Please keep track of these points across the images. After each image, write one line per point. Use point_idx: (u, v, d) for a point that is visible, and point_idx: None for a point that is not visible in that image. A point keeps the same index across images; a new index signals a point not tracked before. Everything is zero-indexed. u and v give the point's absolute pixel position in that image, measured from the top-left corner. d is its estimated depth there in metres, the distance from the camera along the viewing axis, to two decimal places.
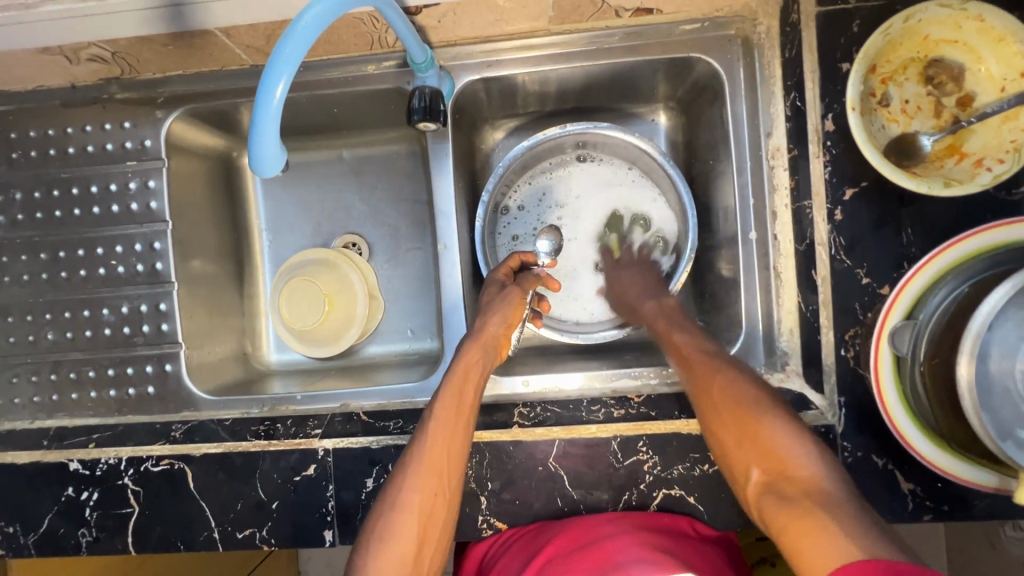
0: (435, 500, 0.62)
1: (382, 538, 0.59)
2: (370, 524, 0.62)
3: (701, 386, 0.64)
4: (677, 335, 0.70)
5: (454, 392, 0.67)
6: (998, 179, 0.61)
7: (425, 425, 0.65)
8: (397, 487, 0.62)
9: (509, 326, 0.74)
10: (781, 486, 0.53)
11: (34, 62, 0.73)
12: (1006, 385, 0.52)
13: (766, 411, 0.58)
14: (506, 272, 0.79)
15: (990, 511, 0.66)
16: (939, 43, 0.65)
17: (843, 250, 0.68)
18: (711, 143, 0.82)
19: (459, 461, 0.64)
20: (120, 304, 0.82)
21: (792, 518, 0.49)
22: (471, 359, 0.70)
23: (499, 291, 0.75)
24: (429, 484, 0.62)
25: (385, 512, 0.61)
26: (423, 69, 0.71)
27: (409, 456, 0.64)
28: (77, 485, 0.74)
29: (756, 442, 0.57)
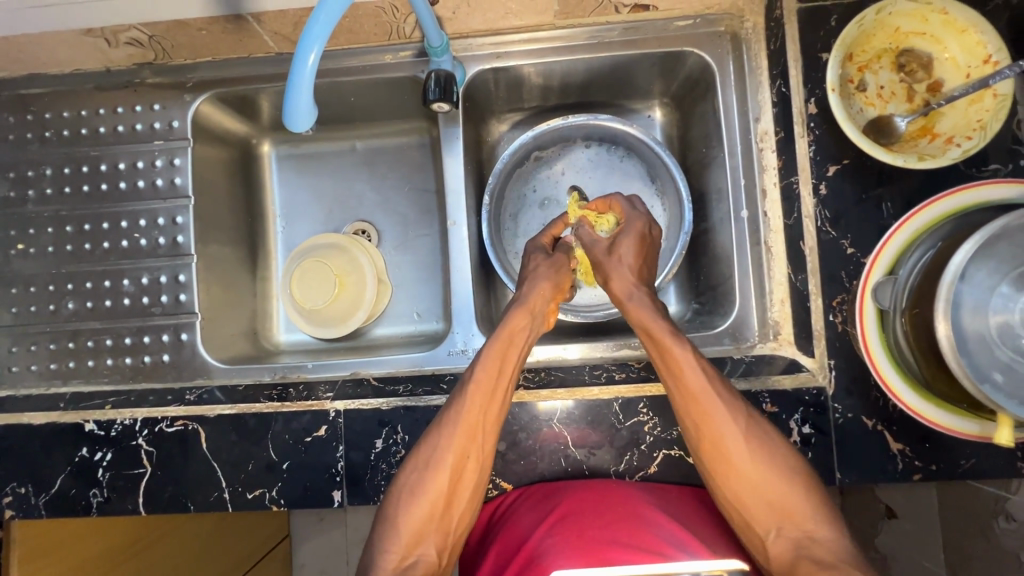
0: (468, 462, 0.65)
1: (415, 492, 0.64)
2: (402, 475, 0.66)
3: (700, 415, 0.64)
4: (660, 335, 0.66)
5: (497, 356, 0.67)
6: (967, 154, 0.67)
7: (463, 389, 0.66)
8: (431, 446, 0.65)
9: (556, 294, 0.76)
10: (766, 502, 0.63)
11: (75, 44, 0.79)
12: (979, 332, 0.56)
13: (758, 441, 0.64)
14: (546, 240, 0.83)
15: (972, 469, 0.69)
16: (909, 35, 0.72)
17: (829, 222, 0.73)
18: (704, 133, 0.88)
19: (493, 428, 0.66)
20: (140, 275, 0.86)
21: (756, 515, 0.63)
22: (517, 324, 0.70)
23: (547, 259, 0.78)
24: (464, 446, 0.65)
25: (419, 468, 0.65)
26: (438, 54, 0.77)
27: (445, 417, 0.66)
28: (91, 446, 0.75)
29: (750, 471, 0.63)
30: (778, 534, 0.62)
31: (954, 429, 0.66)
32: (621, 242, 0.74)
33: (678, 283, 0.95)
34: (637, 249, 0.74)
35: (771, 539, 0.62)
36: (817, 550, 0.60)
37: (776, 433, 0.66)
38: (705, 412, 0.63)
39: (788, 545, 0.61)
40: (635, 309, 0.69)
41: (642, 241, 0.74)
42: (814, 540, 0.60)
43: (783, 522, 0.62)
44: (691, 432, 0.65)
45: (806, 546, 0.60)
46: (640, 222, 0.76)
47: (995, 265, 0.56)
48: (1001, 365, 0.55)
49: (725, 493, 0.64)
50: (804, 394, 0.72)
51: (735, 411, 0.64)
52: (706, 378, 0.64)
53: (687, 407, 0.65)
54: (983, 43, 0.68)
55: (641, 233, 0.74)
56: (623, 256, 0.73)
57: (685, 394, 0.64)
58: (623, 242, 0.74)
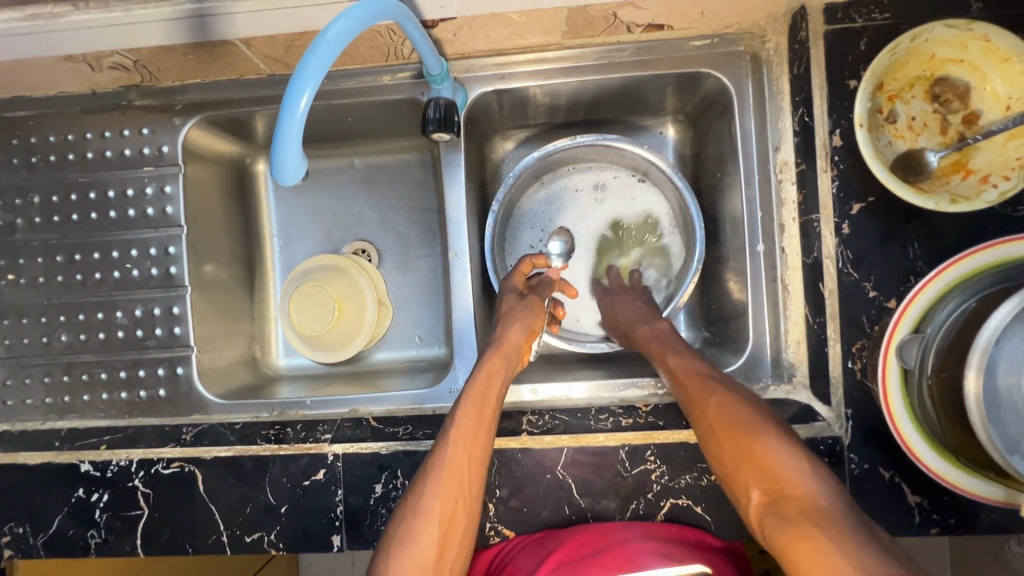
0: (457, 506, 0.61)
1: (401, 546, 0.59)
2: (391, 529, 0.61)
3: (725, 435, 0.57)
4: (664, 340, 0.72)
5: (475, 398, 0.66)
6: (1004, 197, 0.62)
7: (447, 432, 0.64)
8: (418, 495, 0.62)
9: (530, 335, 0.75)
10: (753, 461, 0.54)
11: (56, 69, 0.75)
12: (1014, 402, 0.52)
13: (751, 402, 0.60)
14: (521, 281, 0.81)
15: (992, 524, 0.66)
16: (945, 62, 0.67)
17: (850, 264, 0.69)
18: (720, 157, 0.83)
19: (478, 474, 0.64)
20: (133, 307, 0.83)
21: (745, 478, 0.54)
22: (493, 365, 0.70)
23: (519, 300, 0.78)
24: (451, 492, 0.61)
25: (406, 518, 0.61)
26: (438, 81, 0.72)
27: (429, 465, 0.64)
28: (87, 487, 0.74)
29: (738, 424, 0.57)
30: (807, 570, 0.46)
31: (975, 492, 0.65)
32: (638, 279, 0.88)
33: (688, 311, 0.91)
34: (652, 280, 0.86)
35: (766, 510, 0.51)
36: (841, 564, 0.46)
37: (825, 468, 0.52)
38: (728, 428, 0.57)
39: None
40: (667, 325, 0.77)
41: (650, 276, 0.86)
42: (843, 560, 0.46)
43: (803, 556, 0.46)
44: (691, 417, 0.63)
45: (796, 503, 0.49)
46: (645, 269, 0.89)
47: None
48: None
49: (723, 468, 0.57)
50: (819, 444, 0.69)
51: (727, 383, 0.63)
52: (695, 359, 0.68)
53: (686, 388, 0.64)
54: None
55: (649, 269, 0.89)
56: (638, 287, 0.85)
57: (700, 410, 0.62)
58: (639, 280, 0.87)
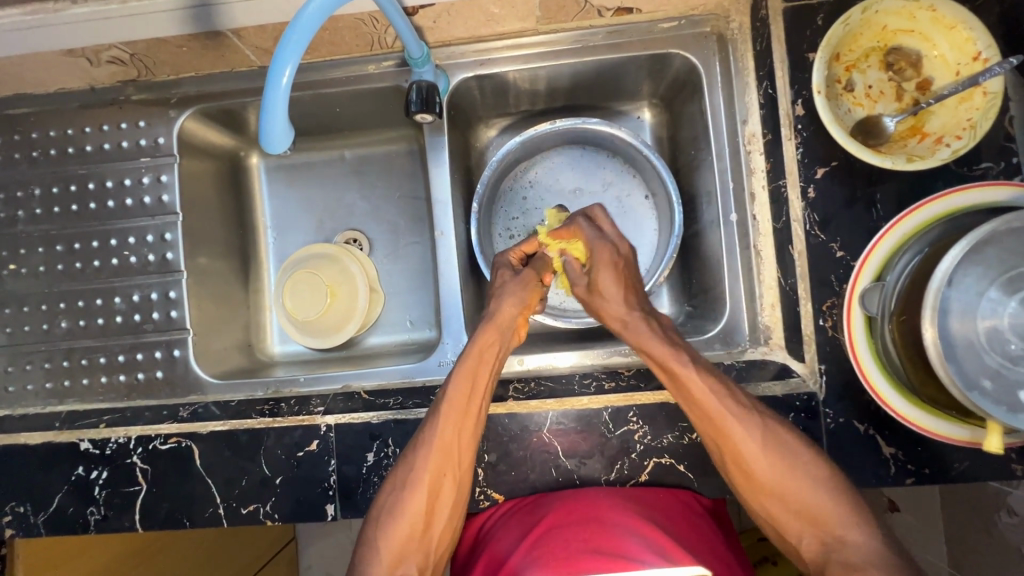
0: (445, 481, 0.66)
1: (392, 515, 0.65)
2: (382, 497, 0.67)
3: (718, 433, 0.65)
4: (665, 360, 0.67)
5: (467, 378, 0.67)
6: (957, 153, 0.66)
7: (438, 410, 0.67)
8: (407, 468, 0.66)
9: (525, 309, 0.74)
10: (793, 509, 0.63)
11: (57, 65, 0.78)
12: (969, 339, 0.55)
13: (777, 446, 0.64)
14: (516, 257, 0.81)
15: (965, 472, 0.69)
16: (896, 33, 0.71)
17: (817, 226, 0.72)
18: (693, 134, 0.87)
19: (468, 449, 0.67)
20: (130, 292, 0.86)
21: (783, 521, 0.64)
22: (485, 341, 0.70)
23: (514, 275, 0.77)
24: (440, 466, 0.65)
25: (397, 491, 0.66)
26: (419, 64, 0.76)
27: (422, 437, 0.67)
28: (86, 465, 0.76)
29: (773, 478, 0.63)
30: (809, 541, 0.62)
31: (936, 430, 0.68)
32: (598, 275, 0.74)
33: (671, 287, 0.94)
34: (617, 278, 0.74)
35: (802, 543, 0.63)
36: (848, 553, 0.59)
37: (798, 438, 0.65)
38: (718, 426, 0.64)
39: (818, 550, 0.61)
40: (635, 336, 0.71)
41: (618, 268, 0.74)
42: (845, 545, 0.60)
43: (812, 527, 0.62)
44: (712, 447, 0.66)
45: (837, 549, 0.60)
46: (607, 250, 0.75)
47: (984, 271, 0.55)
48: (991, 372, 0.55)
49: (753, 503, 0.65)
50: (795, 399, 0.71)
51: (748, 420, 0.64)
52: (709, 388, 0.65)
53: (704, 424, 0.65)
54: (972, 40, 0.67)
55: (613, 262, 0.74)
56: (605, 287, 0.74)
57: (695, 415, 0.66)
58: (602, 278, 0.74)
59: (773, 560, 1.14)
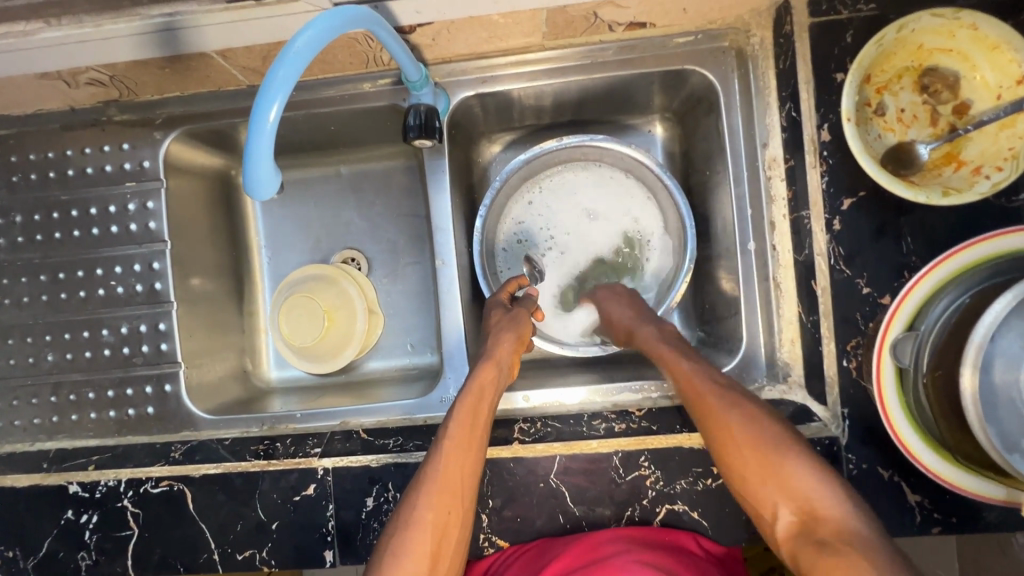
0: (451, 517, 0.61)
1: (395, 554, 0.59)
2: (384, 535, 0.61)
3: (761, 456, 0.57)
4: (698, 386, 0.63)
5: (469, 407, 0.65)
6: (997, 187, 0.61)
7: (441, 443, 0.64)
8: (410, 505, 0.62)
9: (518, 346, 0.72)
10: None
11: (33, 87, 0.74)
12: (1010, 396, 0.51)
13: (841, 490, 0.55)
14: (506, 295, 0.78)
15: (995, 522, 0.65)
16: (933, 52, 0.65)
17: (843, 260, 0.68)
18: (708, 154, 0.82)
19: (473, 484, 0.64)
20: (118, 324, 0.83)
21: None
22: (485, 377, 0.68)
23: (506, 312, 0.75)
24: (445, 503, 0.61)
25: (399, 529, 0.60)
26: (417, 87, 0.71)
27: (423, 474, 0.63)
28: (76, 508, 0.74)
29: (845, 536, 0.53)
30: None
31: (975, 492, 0.61)
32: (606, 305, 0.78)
33: (682, 311, 0.90)
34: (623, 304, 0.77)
35: None
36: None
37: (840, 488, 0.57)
38: (766, 460, 0.57)
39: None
40: (647, 347, 0.70)
41: (630, 299, 0.78)
42: None
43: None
44: (757, 497, 0.57)
45: None
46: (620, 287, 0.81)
47: None
48: None
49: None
50: (817, 444, 0.68)
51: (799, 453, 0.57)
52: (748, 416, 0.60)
53: (750, 463, 0.58)
54: (1016, 61, 0.61)
55: (619, 293, 0.80)
56: (614, 314, 0.76)
57: (721, 443, 0.60)
58: (612, 305, 0.78)
59: None
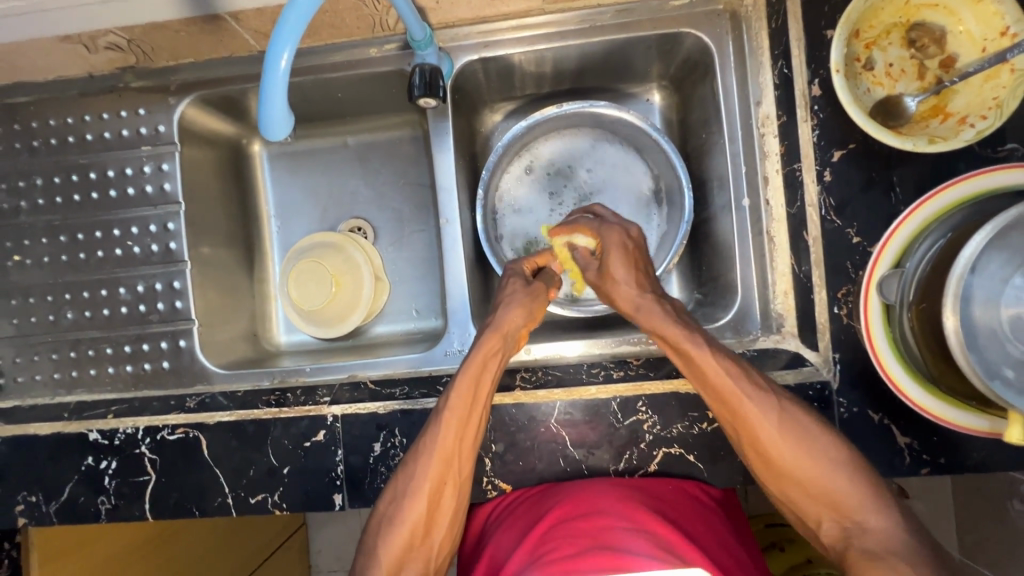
0: (446, 487, 0.65)
1: (392, 522, 0.64)
2: (384, 501, 0.66)
3: (732, 415, 0.63)
4: (676, 337, 0.65)
5: (469, 383, 0.66)
6: (981, 135, 0.63)
7: (439, 415, 0.66)
8: (408, 473, 0.66)
9: (529, 321, 0.72)
10: (813, 495, 0.61)
11: (54, 51, 0.77)
12: (990, 326, 0.53)
13: (797, 429, 0.62)
14: (528, 267, 0.79)
15: (982, 463, 0.67)
16: (920, 7, 0.68)
17: (833, 211, 0.70)
18: (704, 117, 0.84)
19: (470, 454, 0.67)
20: (135, 283, 0.86)
21: (801, 505, 0.61)
22: (489, 351, 0.68)
23: (523, 286, 0.74)
24: (440, 474, 0.65)
25: (397, 496, 0.65)
26: (422, 47, 0.74)
27: (421, 445, 0.66)
28: (96, 455, 0.77)
29: (793, 467, 0.61)
30: (828, 524, 0.60)
31: (960, 424, 0.65)
32: (609, 261, 0.71)
33: (680, 273, 0.92)
34: (628, 260, 0.71)
35: (821, 527, 0.60)
36: (868, 540, 0.57)
37: (813, 417, 0.63)
38: (727, 409, 0.63)
39: (837, 534, 0.59)
40: (646, 318, 0.68)
41: (626, 251, 0.72)
42: (865, 530, 0.58)
43: (830, 512, 0.60)
44: (730, 432, 0.65)
45: (857, 536, 0.58)
46: (614, 234, 0.73)
47: (1009, 256, 0.53)
48: (1014, 361, 0.53)
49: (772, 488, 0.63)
50: (808, 388, 0.70)
51: (761, 400, 0.62)
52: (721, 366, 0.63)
53: (721, 408, 0.64)
54: (1000, 13, 0.64)
55: (623, 243, 0.72)
56: (615, 273, 0.71)
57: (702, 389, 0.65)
58: (612, 262, 0.71)
59: (781, 547, 1.13)
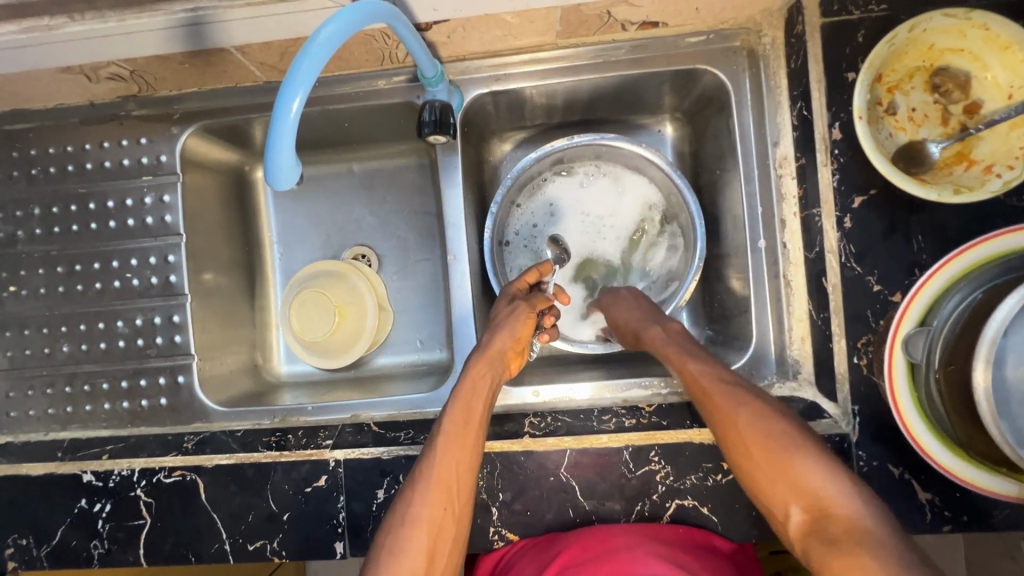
0: (445, 515, 0.61)
1: (392, 554, 0.59)
2: (378, 537, 0.61)
3: (774, 462, 0.56)
4: (706, 384, 0.64)
5: (462, 404, 0.66)
6: (1009, 185, 0.61)
7: (434, 440, 0.65)
8: (406, 502, 0.62)
9: (517, 344, 0.73)
10: (886, 566, 0.48)
11: (55, 82, 0.75)
12: (1022, 392, 0.51)
13: (848, 482, 0.54)
14: (521, 287, 0.79)
15: (1006, 522, 0.65)
16: (944, 52, 0.66)
17: (853, 258, 0.68)
18: (718, 153, 0.82)
19: (468, 481, 0.64)
20: (133, 316, 0.83)
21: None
22: (478, 374, 0.69)
23: (509, 306, 0.75)
24: (441, 501, 0.61)
25: (395, 525, 0.61)
26: (432, 83, 0.72)
27: (417, 472, 0.64)
28: (90, 497, 0.74)
29: (854, 520, 0.51)
30: None
31: (987, 488, 0.62)
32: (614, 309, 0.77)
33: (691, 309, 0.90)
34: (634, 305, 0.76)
35: None
36: None
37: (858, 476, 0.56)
38: (772, 456, 0.57)
39: None
40: (668, 356, 0.69)
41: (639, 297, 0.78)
42: None
43: None
44: (760, 491, 0.58)
45: None
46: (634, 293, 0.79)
47: None
48: None
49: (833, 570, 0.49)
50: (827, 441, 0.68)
51: (806, 450, 0.57)
52: (753, 415, 0.60)
53: (753, 460, 0.58)
54: None
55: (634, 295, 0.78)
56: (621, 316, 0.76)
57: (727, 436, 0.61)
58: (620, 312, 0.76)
59: None
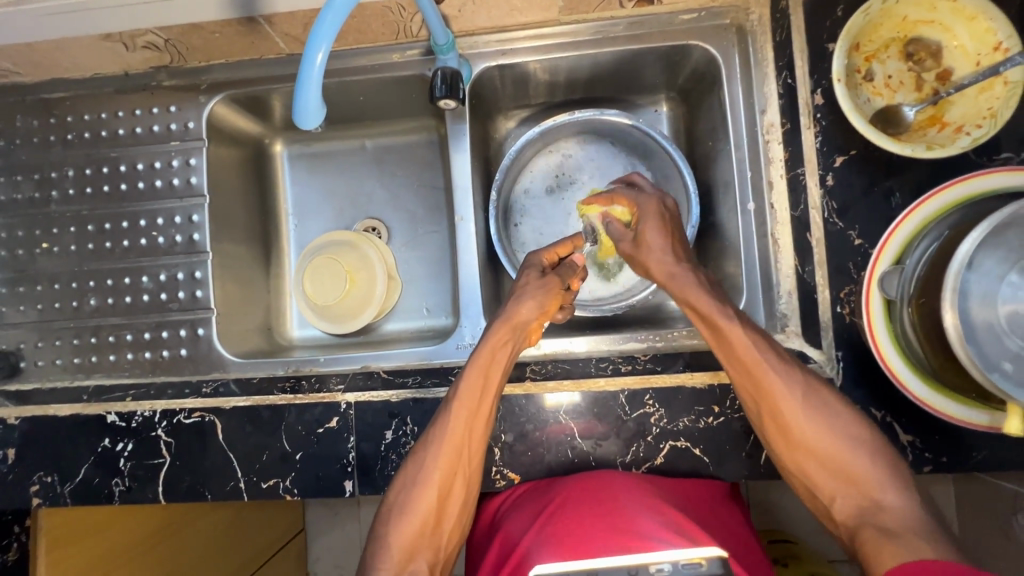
0: (455, 478, 0.66)
1: (404, 511, 0.65)
2: (393, 491, 0.67)
3: (759, 390, 0.64)
4: (706, 310, 0.66)
5: (480, 371, 0.68)
6: (977, 142, 0.66)
7: (449, 405, 0.68)
8: (418, 463, 0.67)
9: (541, 314, 0.73)
10: (830, 470, 0.63)
11: (94, 49, 0.81)
12: (988, 321, 0.55)
13: (820, 409, 0.63)
14: (548, 258, 0.80)
15: (983, 462, 0.68)
16: (916, 24, 0.71)
17: (836, 213, 0.73)
18: (711, 127, 0.88)
19: (479, 445, 0.68)
20: (158, 272, 0.88)
21: (816, 477, 0.63)
22: (497, 344, 0.69)
23: (537, 277, 0.75)
24: (450, 464, 0.66)
25: (408, 485, 0.66)
26: (444, 51, 0.78)
27: (432, 434, 0.68)
28: (113, 437, 0.79)
29: (815, 442, 0.63)
30: (843, 501, 0.62)
31: (962, 421, 0.66)
32: (644, 228, 0.72)
33: None
34: (663, 228, 0.72)
35: (836, 502, 0.63)
36: (884, 518, 0.58)
37: (832, 393, 0.65)
38: (757, 383, 0.64)
39: (853, 511, 0.61)
40: (679, 290, 0.68)
41: (663, 219, 0.73)
42: (881, 508, 0.59)
43: (847, 489, 0.62)
44: (750, 404, 0.66)
45: (873, 513, 0.59)
46: (652, 204, 0.74)
47: (1004, 253, 0.55)
48: (1013, 355, 0.54)
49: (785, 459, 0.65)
50: None
51: (791, 374, 0.64)
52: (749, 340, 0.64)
53: (746, 382, 0.65)
54: (991, 30, 0.67)
55: (660, 210, 0.73)
56: (651, 241, 0.71)
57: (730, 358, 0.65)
58: (647, 230, 0.72)
59: (784, 561, 1.11)
